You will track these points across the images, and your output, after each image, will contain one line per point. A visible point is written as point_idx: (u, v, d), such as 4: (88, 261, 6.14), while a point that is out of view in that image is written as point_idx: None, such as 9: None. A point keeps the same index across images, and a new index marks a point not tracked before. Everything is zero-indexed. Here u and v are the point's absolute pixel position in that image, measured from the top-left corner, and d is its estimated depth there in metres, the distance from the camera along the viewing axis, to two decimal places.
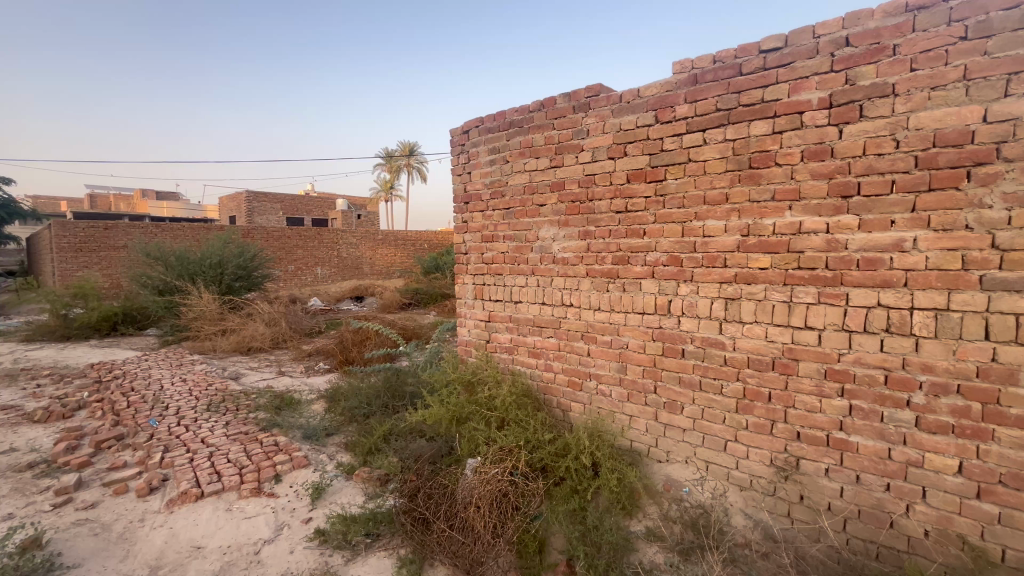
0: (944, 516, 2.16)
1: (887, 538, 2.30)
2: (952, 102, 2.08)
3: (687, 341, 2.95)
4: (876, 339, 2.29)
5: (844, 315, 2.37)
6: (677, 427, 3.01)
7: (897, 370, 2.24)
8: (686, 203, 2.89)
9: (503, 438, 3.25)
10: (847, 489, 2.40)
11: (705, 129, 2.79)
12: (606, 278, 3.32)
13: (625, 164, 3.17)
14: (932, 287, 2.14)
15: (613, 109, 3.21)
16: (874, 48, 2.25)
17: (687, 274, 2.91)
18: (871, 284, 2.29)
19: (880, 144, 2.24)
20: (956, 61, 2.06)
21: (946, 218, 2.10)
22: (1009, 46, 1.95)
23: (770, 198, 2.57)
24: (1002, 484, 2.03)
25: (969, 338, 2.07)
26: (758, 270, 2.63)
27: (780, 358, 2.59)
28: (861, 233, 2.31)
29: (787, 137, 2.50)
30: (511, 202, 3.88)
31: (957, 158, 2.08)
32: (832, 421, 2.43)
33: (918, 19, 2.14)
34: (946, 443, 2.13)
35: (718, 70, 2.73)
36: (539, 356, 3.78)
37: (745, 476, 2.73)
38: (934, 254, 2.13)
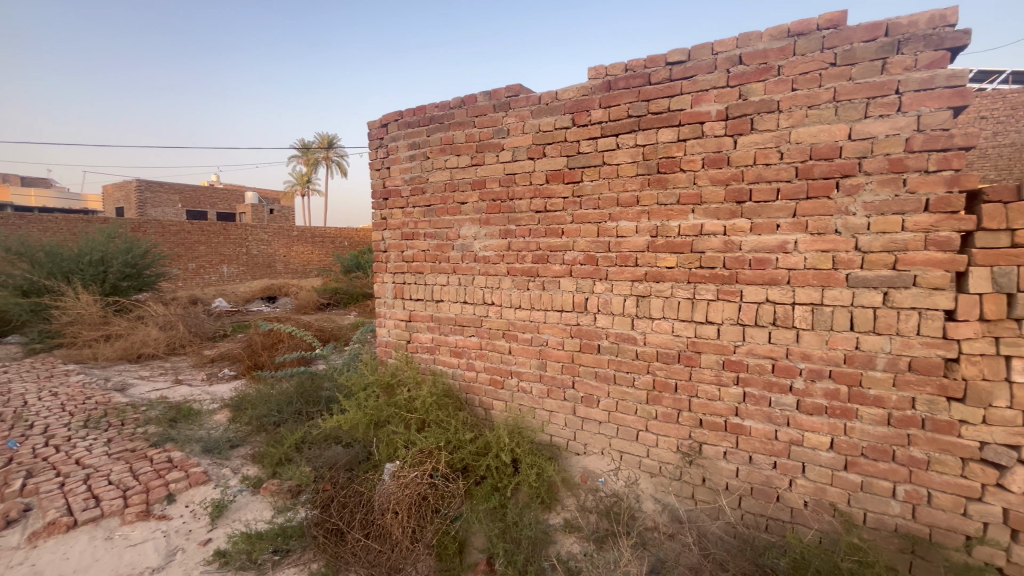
0: (820, 487, 2.43)
1: (774, 511, 2.55)
2: (825, 120, 2.34)
3: (602, 337, 3.07)
4: (765, 331, 2.53)
5: (738, 310, 2.59)
6: (594, 420, 3.13)
7: (781, 359, 2.50)
8: (601, 204, 3.01)
9: (423, 439, 3.18)
10: (742, 470, 2.62)
11: (618, 134, 2.92)
12: (526, 277, 3.36)
13: (544, 164, 3.23)
14: (810, 284, 2.40)
15: (532, 110, 3.26)
16: (763, 68, 2.47)
17: (602, 273, 3.03)
18: (761, 282, 2.52)
19: (768, 155, 2.48)
20: (828, 84, 2.33)
21: (821, 223, 2.36)
22: (868, 74, 2.24)
23: (676, 201, 2.75)
24: (864, 455, 2.32)
25: (838, 329, 2.35)
26: (666, 269, 2.80)
27: (684, 350, 2.77)
28: (752, 235, 2.53)
29: (690, 145, 2.68)
30: (431, 199, 3.81)
31: (828, 170, 2.34)
32: (729, 408, 2.64)
33: (798, 44, 2.38)
34: (820, 422, 2.41)
35: (629, 78, 2.87)
36: (461, 355, 3.74)
37: (655, 463, 2.90)
38: (811, 254, 2.39)
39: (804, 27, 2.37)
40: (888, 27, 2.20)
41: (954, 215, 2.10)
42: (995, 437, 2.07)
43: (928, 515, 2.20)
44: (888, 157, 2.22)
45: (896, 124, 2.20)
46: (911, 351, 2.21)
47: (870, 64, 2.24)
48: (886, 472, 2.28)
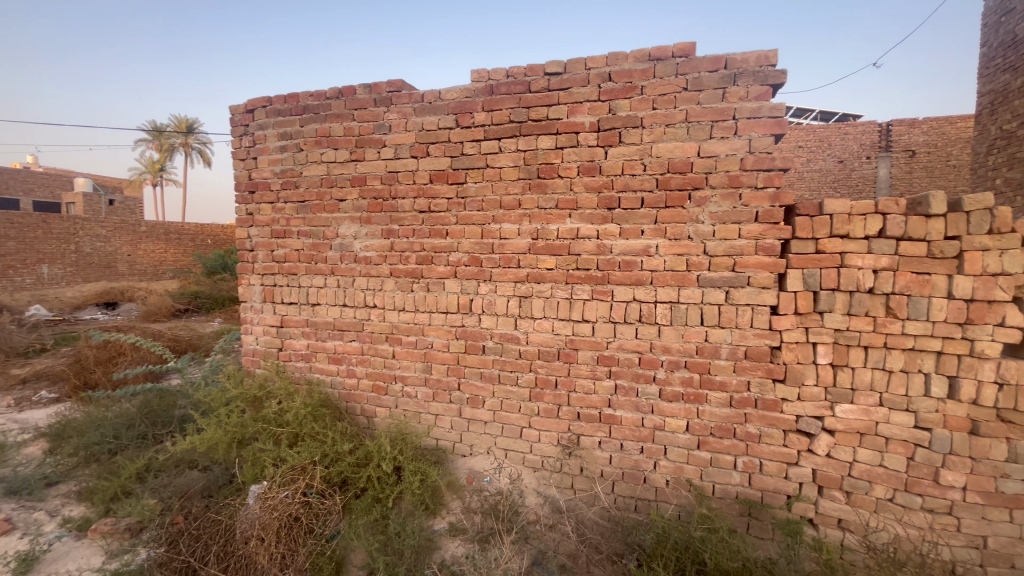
0: (678, 466, 2.71)
1: (642, 492, 2.79)
2: (679, 138, 2.63)
3: (487, 338, 3.10)
4: (632, 328, 2.76)
5: (610, 308, 2.79)
6: (479, 421, 3.15)
7: (646, 353, 2.74)
8: (484, 206, 3.04)
9: (295, 455, 2.91)
10: (614, 456, 2.83)
11: (500, 138, 2.98)
12: (410, 278, 3.27)
13: (427, 164, 3.17)
14: (668, 284, 2.67)
15: (415, 107, 3.19)
16: (628, 86, 2.70)
17: (486, 274, 3.06)
18: (629, 282, 2.74)
19: (633, 167, 2.71)
20: (681, 106, 2.61)
21: (677, 230, 2.64)
22: (712, 100, 2.56)
23: (555, 206, 2.88)
24: (713, 435, 2.64)
25: (691, 324, 2.65)
26: (546, 270, 2.91)
27: (563, 348, 2.91)
28: (621, 239, 2.75)
29: (567, 153, 2.83)
30: (305, 195, 3.53)
31: (683, 182, 2.63)
32: (603, 400, 2.84)
33: (657, 68, 2.65)
34: (678, 408, 2.70)
35: (510, 84, 2.95)
36: (340, 362, 3.52)
37: (538, 458, 3.01)
38: (669, 258, 2.66)
39: (661, 53, 2.64)
40: (727, 61, 2.54)
41: (776, 226, 2.49)
42: (807, 410, 2.49)
43: (761, 481, 2.58)
44: (728, 174, 2.55)
45: (734, 146, 2.54)
46: (746, 341, 2.57)
47: (714, 92, 2.56)
48: (729, 447, 2.62)
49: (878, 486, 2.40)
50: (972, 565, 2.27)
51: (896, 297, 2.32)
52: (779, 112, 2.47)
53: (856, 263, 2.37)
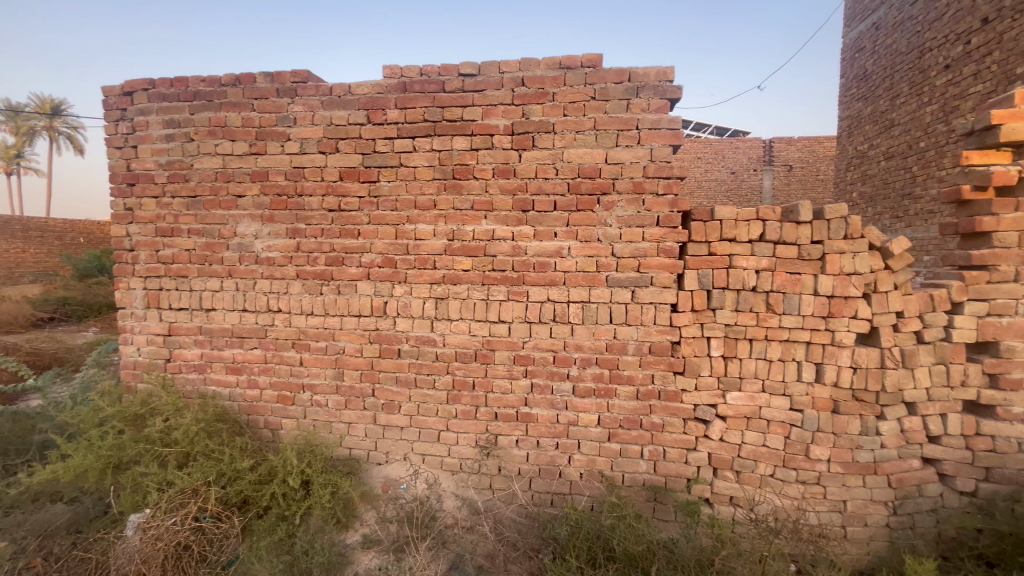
0: (591, 459, 2.83)
1: (557, 486, 2.87)
2: (588, 144, 2.75)
3: (402, 341, 3.02)
4: (547, 327, 2.84)
5: (526, 309, 2.85)
6: (395, 427, 3.06)
7: (560, 351, 2.83)
8: (398, 206, 2.96)
9: (185, 478, 2.64)
10: (531, 454, 2.89)
11: (414, 137, 2.93)
12: (319, 280, 3.10)
13: (336, 161, 3.03)
14: (580, 285, 2.78)
15: (322, 100, 3.04)
16: (540, 92, 2.77)
17: (401, 275, 2.99)
18: (543, 283, 2.81)
19: (546, 171, 2.79)
20: (590, 114, 2.74)
21: (588, 232, 2.76)
22: (618, 110, 2.71)
23: (470, 207, 2.88)
24: (622, 427, 2.79)
25: (601, 322, 2.78)
26: (462, 271, 2.91)
27: (480, 349, 2.92)
28: (535, 241, 2.82)
29: (482, 155, 2.85)
30: (197, 189, 3.21)
31: (592, 187, 2.75)
32: (520, 399, 2.89)
33: (567, 76, 2.75)
34: (590, 403, 2.82)
35: (424, 82, 2.91)
36: (240, 372, 3.24)
37: (456, 461, 2.99)
38: (581, 259, 2.77)
39: (571, 62, 2.75)
40: (631, 74, 2.70)
41: (674, 230, 2.69)
42: (703, 399, 2.71)
43: (664, 467, 2.76)
44: (632, 180, 2.71)
45: (637, 154, 2.71)
46: (650, 337, 2.74)
47: (619, 102, 2.71)
48: (636, 437, 2.78)
49: (762, 464, 2.68)
50: (836, 527, 2.59)
51: (774, 294, 2.61)
52: (676, 124, 2.67)
53: (742, 264, 2.63)
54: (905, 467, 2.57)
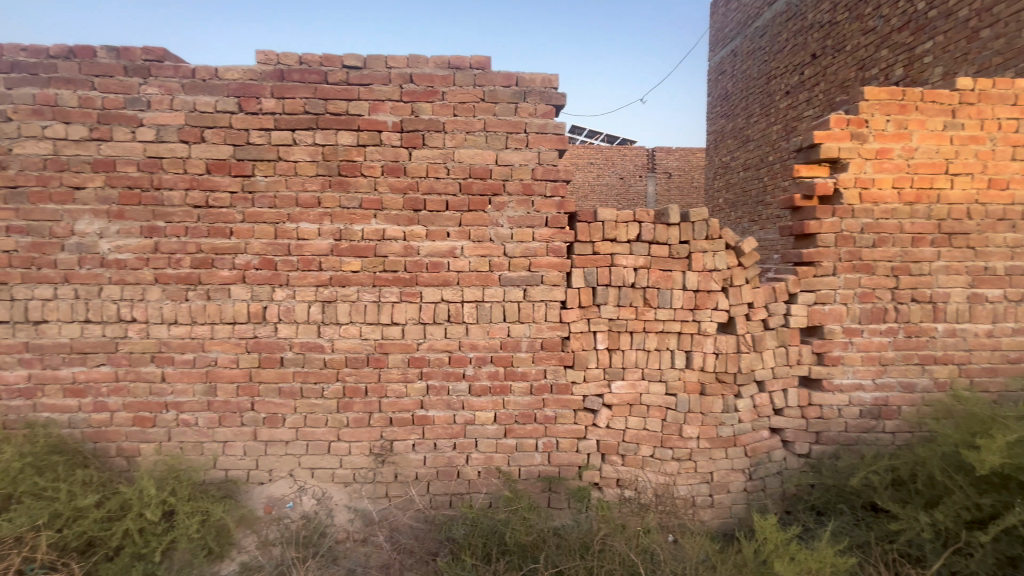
0: (488, 456, 2.86)
1: (455, 487, 2.86)
2: (478, 145, 2.78)
3: (285, 349, 2.80)
4: (442, 328, 2.82)
5: (419, 310, 2.80)
6: (279, 441, 2.83)
7: (455, 351, 2.83)
8: (277, 203, 2.74)
9: (4, 526, 2.22)
10: (428, 457, 2.85)
11: (294, 129, 2.73)
12: (184, 284, 2.76)
13: (202, 152, 2.72)
14: (474, 284, 2.81)
15: (183, 83, 2.72)
16: (430, 90, 2.75)
17: (282, 278, 2.77)
18: (436, 283, 2.79)
19: (437, 170, 2.76)
20: (480, 115, 2.77)
21: (480, 232, 2.79)
22: (507, 113, 2.78)
23: (358, 206, 2.76)
24: (518, 422, 2.86)
25: (495, 321, 2.83)
26: (351, 273, 2.77)
27: (372, 353, 2.81)
28: (428, 241, 2.78)
29: (369, 151, 2.75)
30: (18, 178, 2.68)
31: (483, 188, 2.78)
32: (415, 402, 2.84)
33: (456, 76, 2.76)
34: (486, 401, 2.85)
35: (304, 72, 2.73)
36: (83, 393, 2.77)
37: (348, 472, 2.84)
38: (474, 259, 2.80)
39: (460, 62, 2.76)
40: (518, 79, 2.78)
41: (562, 230, 2.82)
42: (591, 389, 2.88)
43: (558, 458, 2.88)
44: (521, 182, 2.80)
45: (526, 157, 2.80)
46: (542, 334, 2.85)
47: (507, 105, 2.78)
48: (531, 431, 2.87)
49: (643, 446, 2.91)
50: (705, 496, 2.90)
51: (650, 290, 2.85)
52: (561, 130, 2.81)
53: (622, 262, 2.84)
54: (758, 437, 2.95)
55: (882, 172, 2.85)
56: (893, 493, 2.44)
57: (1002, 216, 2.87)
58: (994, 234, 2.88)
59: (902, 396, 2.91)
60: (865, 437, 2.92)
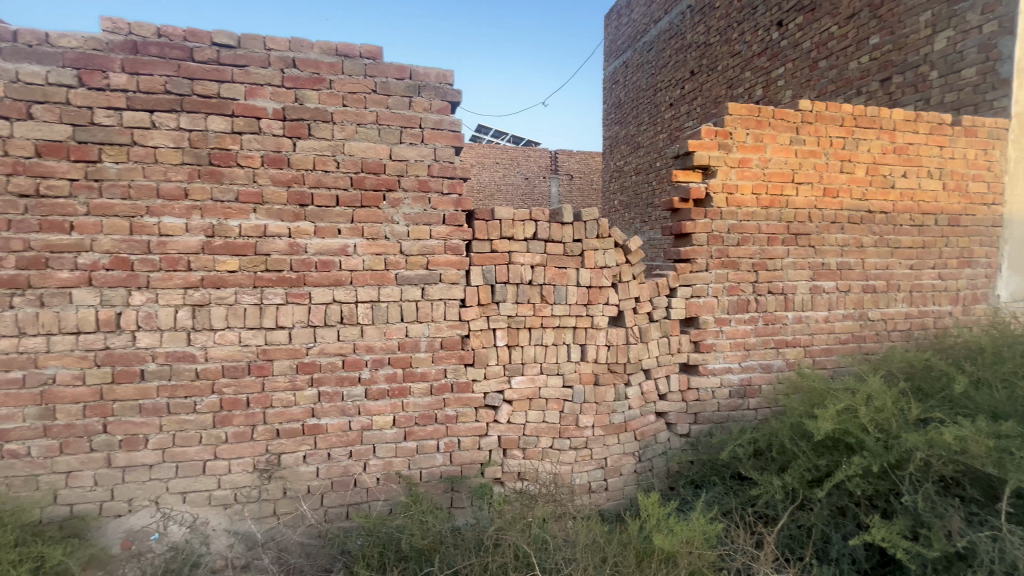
0: (387, 462, 2.76)
1: (352, 497, 2.72)
2: (371, 139, 2.66)
3: (146, 360, 2.46)
4: (334, 330, 2.66)
5: (308, 312, 2.62)
6: (140, 466, 2.48)
7: (350, 354, 2.69)
8: (133, 194, 2.40)
9: None
10: (321, 468, 2.68)
11: (153, 110, 2.41)
12: (8, 289, 2.31)
13: (30, 131, 2.29)
14: (368, 284, 2.69)
15: (1, 48, 2.26)
16: (315, 77, 2.58)
17: (140, 280, 2.43)
18: (327, 283, 2.63)
19: (325, 162, 2.60)
20: (371, 107, 2.66)
21: (374, 230, 2.68)
22: (401, 107, 2.70)
23: (234, 199, 2.51)
24: (418, 424, 2.80)
25: (392, 321, 2.74)
26: (227, 273, 2.51)
27: (254, 361, 2.57)
28: (316, 238, 2.61)
29: (246, 140, 2.51)
30: None
31: (377, 183, 2.67)
32: (305, 411, 2.65)
33: (345, 65, 2.62)
34: (384, 405, 2.75)
35: (164, 46, 2.41)
36: None
37: (228, 492, 2.57)
38: (368, 257, 2.68)
39: (349, 50, 2.63)
40: (412, 72, 2.71)
41: (460, 228, 2.80)
42: (491, 386, 2.90)
43: (460, 457, 2.87)
44: (417, 178, 2.74)
45: (421, 153, 2.74)
46: (441, 333, 2.81)
47: (401, 99, 2.70)
48: (432, 432, 2.82)
49: (543, 438, 3.00)
50: (600, 481, 3.06)
51: (546, 286, 2.94)
52: (457, 127, 2.79)
53: (519, 260, 2.89)
54: (645, 422, 3.18)
55: (744, 179, 3.21)
56: (754, 462, 2.76)
57: (834, 219, 3.40)
58: (829, 235, 3.39)
59: (762, 376, 3.31)
60: (734, 414, 3.29)
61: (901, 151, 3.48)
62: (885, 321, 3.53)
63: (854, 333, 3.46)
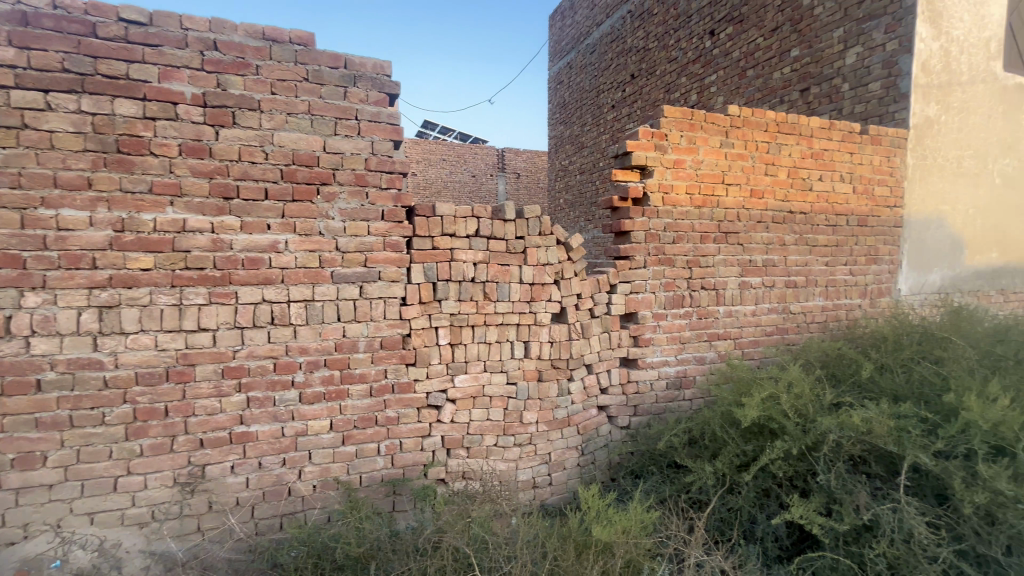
0: (324, 468, 2.65)
1: (286, 506, 2.59)
2: (302, 129, 2.53)
3: (43, 369, 2.21)
4: (264, 332, 2.51)
5: (234, 313, 2.45)
6: (38, 487, 2.22)
7: (281, 357, 2.55)
8: (25, 183, 2.14)
9: None
10: (251, 478, 2.53)
11: (48, 90, 2.16)
12: None
13: None
14: (301, 282, 2.56)
15: None
16: (240, 62, 2.42)
17: (35, 279, 2.17)
18: (255, 282, 2.48)
19: (252, 153, 2.44)
20: (303, 96, 2.53)
21: (307, 225, 2.55)
22: (335, 97, 2.59)
23: (148, 190, 2.30)
24: (357, 427, 2.70)
25: (328, 321, 2.62)
26: (140, 271, 2.30)
27: (173, 367, 2.38)
28: (243, 234, 2.45)
29: (161, 126, 2.31)
30: None
31: (309, 176, 2.55)
32: (232, 418, 2.48)
33: (272, 50, 2.47)
34: (320, 409, 2.62)
35: (61, 19, 2.17)
36: None
37: (144, 510, 2.37)
38: (300, 254, 2.55)
39: (277, 34, 2.48)
40: (346, 61, 2.61)
41: (399, 224, 2.73)
42: (433, 386, 2.84)
43: (401, 459, 2.79)
44: (353, 172, 2.63)
45: (358, 145, 2.64)
46: (381, 332, 2.73)
47: (335, 89, 2.59)
48: (372, 435, 2.73)
49: (487, 436, 2.98)
50: (544, 476, 3.09)
51: (488, 284, 2.92)
52: (396, 120, 2.71)
53: (461, 257, 2.85)
54: (588, 416, 3.24)
55: (679, 179, 3.35)
56: (688, 450, 2.88)
57: (759, 219, 3.61)
58: (755, 233, 3.60)
59: (696, 367, 3.47)
60: (670, 405, 3.42)
61: (817, 156, 3.76)
62: (805, 314, 3.80)
63: (778, 325, 3.71)
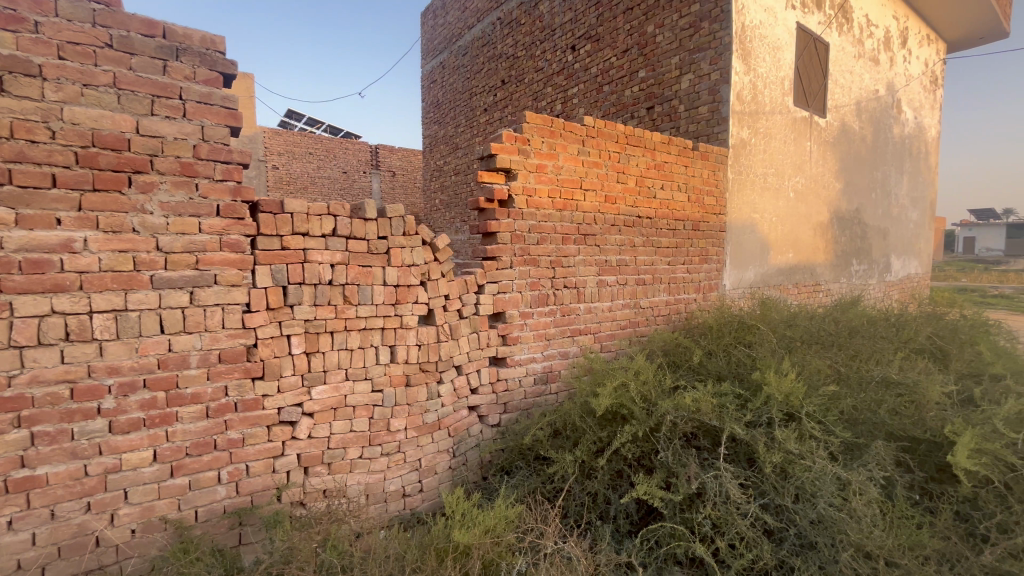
0: (146, 507, 2.24)
1: (92, 560, 2.14)
2: (105, 105, 2.11)
3: None
4: (55, 351, 2.04)
5: (9, 329, 1.95)
6: None
7: (81, 380, 2.09)
8: None
9: None
10: (40, 533, 2.04)
11: None
12: None
13: None
14: (108, 289, 2.13)
15: None
16: (10, 14, 1.93)
17: None
18: (41, 290, 2.00)
19: (32, 130, 1.97)
20: (105, 66, 2.11)
21: (114, 220, 2.13)
22: (149, 70, 2.21)
23: None
24: (189, 455, 2.33)
25: (147, 334, 2.22)
26: None
27: None
28: (20, 230, 1.96)
29: None
30: None
31: (116, 162, 2.13)
32: (9, 462, 1.97)
33: (60, 5, 2.02)
34: (139, 438, 2.21)
35: None
36: None
37: None
38: (106, 255, 2.12)
39: None
40: (165, 30, 2.25)
41: (239, 221, 2.42)
42: (286, 400, 2.58)
43: (248, 485, 2.48)
44: (178, 159, 2.27)
45: (182, 129, 2.28)
46: (219, 344, 2.39)
47: (151, 61, 2.21)
48: (210, 462, 2.38)
49: (350, 449, 2.79)
50: (414, 483, 2.99)
51: (348, 286, 2.74)
52: (232, 104, 2.41)
53: (316, 259, 2.64)
54: (458, 418, 3.22)
55: (541, 183, 3.50)
56: (552, 441, 3.02)
57: (613, 223, 3.94)
58: (610, 236, 3.92)
59: (561, 362, 3.66)
60: (537, 400, 3.56)
61: (659, 167, 4.21)
62: (653, 308, 4.24)
63: (630, 319, 4.08)
